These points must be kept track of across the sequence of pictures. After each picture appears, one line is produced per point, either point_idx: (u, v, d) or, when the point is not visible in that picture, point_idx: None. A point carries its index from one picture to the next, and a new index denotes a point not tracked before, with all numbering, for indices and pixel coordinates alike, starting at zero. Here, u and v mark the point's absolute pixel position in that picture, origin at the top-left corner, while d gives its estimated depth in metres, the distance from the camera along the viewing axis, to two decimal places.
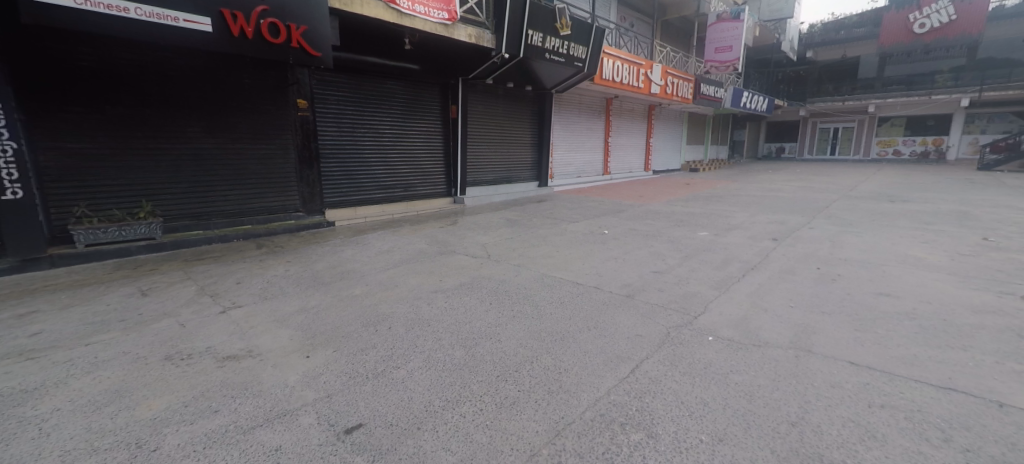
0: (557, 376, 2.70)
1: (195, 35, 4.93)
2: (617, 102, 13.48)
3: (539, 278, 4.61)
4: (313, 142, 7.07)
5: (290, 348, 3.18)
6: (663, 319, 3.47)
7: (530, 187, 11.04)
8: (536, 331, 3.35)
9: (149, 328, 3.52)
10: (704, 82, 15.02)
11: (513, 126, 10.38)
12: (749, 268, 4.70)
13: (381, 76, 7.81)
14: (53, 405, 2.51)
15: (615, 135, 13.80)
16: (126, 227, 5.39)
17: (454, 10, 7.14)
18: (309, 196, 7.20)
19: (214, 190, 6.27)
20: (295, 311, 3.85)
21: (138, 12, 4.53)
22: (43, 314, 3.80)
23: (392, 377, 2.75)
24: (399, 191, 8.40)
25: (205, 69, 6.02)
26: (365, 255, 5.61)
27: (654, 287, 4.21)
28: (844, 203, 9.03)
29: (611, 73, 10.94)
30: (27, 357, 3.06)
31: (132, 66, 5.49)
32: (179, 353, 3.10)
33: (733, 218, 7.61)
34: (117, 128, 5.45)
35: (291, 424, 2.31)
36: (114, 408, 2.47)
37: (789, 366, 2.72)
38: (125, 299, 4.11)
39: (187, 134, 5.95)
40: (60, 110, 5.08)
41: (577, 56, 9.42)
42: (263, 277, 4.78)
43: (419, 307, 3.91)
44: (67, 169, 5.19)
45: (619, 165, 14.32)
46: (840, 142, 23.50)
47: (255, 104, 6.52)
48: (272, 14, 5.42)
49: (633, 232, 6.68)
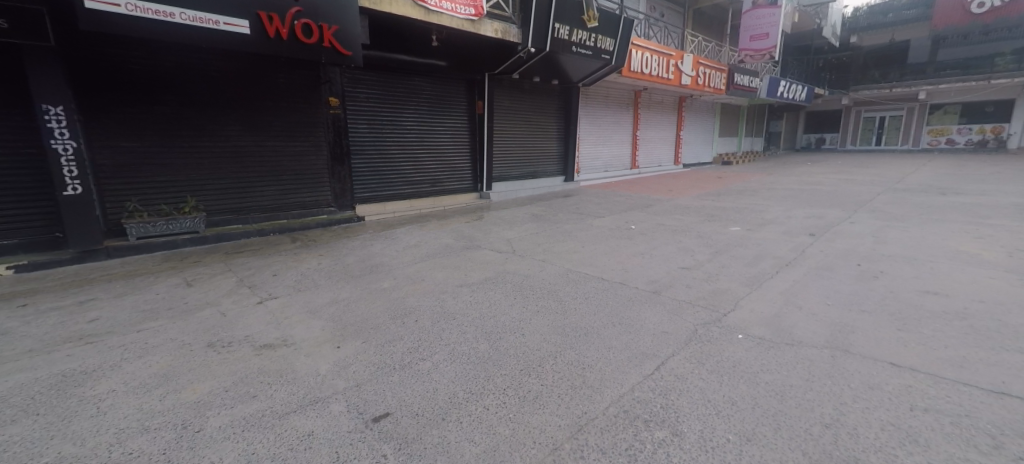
0: (581, 372, 2.68)
1: (234, 38, 5.14)
2: (645, 94, 13.16)
3: (563, 273, 4.58)
4: (343, 139, 7.27)
5: (322, 338, 3.31)
6: (689, 317, 3.38)
7: (556, 182, 10.96)
8: (560, 326, 3.34)
9: (194, 316, 3.76)
10: (738, 72, 14.43)
11: (540, 120, 10.31)
12: (784, 265, 4.50)
13: (409, 74, 7.92)
14: (109, 386, 2.71)
15: (644, 128, 13.45)
16: (173, 220, 5.72)
17: (480, 6, 7.16)
18: (340, 192, 7.42)
19: (252, 186, 6.56)
20: (326, 303, 4.01)
21: (182, 17, 4.76)
22: (100, 301, 4.11)
23: (417, 368, 2.82)
24: (426, 187, 8.52)
25: (243, 70, 6.28)
26: (393, 249, 5.73)
27: (681, 284, 4.11)
28: (890, 196, 8.50)
29: (639, 64, 10.68)
30: (87, 341, 3.32)
31: (177, 69, 5.79)
32: (220, 341, 3.29)
33: (767, 212, 7.31)
34: (164, 128, 5.77)
35: (322, 411, 2.41)
36: (164, 390, 2.66)
37: (824, 366, 2.59)
38: (172, 290, 4.39)
39: (227, 133, 6.24)
40: (112, 111, 5.43)
41: (605, 48, 9.23)
42: (297, 270, 4.99)
43: (444, 300, 3.98)
44: (120, 166, 5.55)
45: (649, 159, 13.96)
46: (887, 132, 21.99)
47: (290, 103, 6.75)
48: (305, 15, 5.57)
49: (661, 227, 6.52)
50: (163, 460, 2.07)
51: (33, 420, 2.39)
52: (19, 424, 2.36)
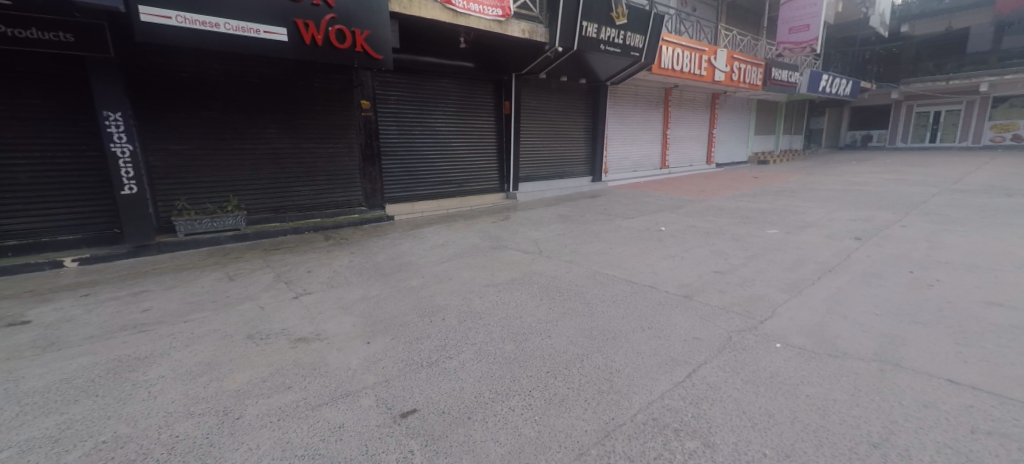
0: (608, 376, 2.62)
1: (274, 45, 5.32)
2: (677, 91, 12.81)
3: (590, 275, 4.51)
4: (374, 140, 7.41)
5: (353, 333, 3.38)
6: (723, 323, 3.25)
7: (583, 182, 10.83)
8: (587, 329, 3.28)
9: (235, 309, 3.91)
10: (776, 66, 13.86)
11: (568, 119, 10.22)
12: (826, 270, 4.28)
13: (438, 75, 7.99)
14: (160, 372, 2.85)
15: (675, 127, 13.11)
16: (217, 218, 5.98)
17: (508, 6, 7.20)
18: (371, 192, 7.56)
19: (288, 186, 6.78)
20: (357, 299, 4.09)
21: (226, 26, 4.96)
22: (151, 292, 4.35)
23: (444, 366, 2.83)
24: (454, 187, 8.59)
25: (282, 75, 6.50)
26: (421, 248, 5.81)
27: (714, 288, 3.97)
28: (948, 198, 7.92)
29: (670, 61, 10.42)
30: (139, 329, 3.51)
31: (221, 76, 6.05)
32: (259, 334, 3.41)
33: (807, 214, 6.97)
34: (209, 131, 6.03)
35: (352, 404, 2.45)
36: (208, 378, 2.77)
37: (871, 380, 2.43)
38: (216, 283, 4.59)
39: (266, 135, 6.47)
40: (164, 116, 5.72)
41: (634, 45, 9.05)
42: (330, 266, 5.12)
43: (471, 300, 3.99)
44: (169, 168, 5.84)
45: (680, 158, 13.60)
46: (943, 128, 20.52)
47: (325, 106, 6.93)
48: (339, 22, 5.71)
49: (692, 229, 6.34)
50: (206, 444, 2.15)
51: (92, 401, 2.53)
52: (80, 404, 2.50)
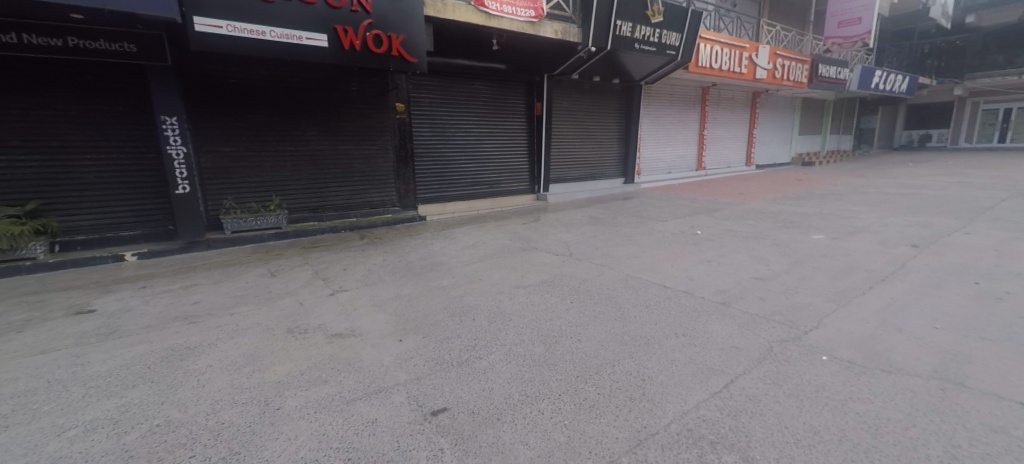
0: (641, 383, 2.55)
1: (315, 51, 5.53)
2: (715, 90, 12.41)
3: (622, 279, 4.43)
4: (408, 142, 7.56)
5: (386, 331, 3.45)
6: (764, 332, 3.11)
7: (615, 184, 10.66)
8: (619, 333, 3.22)
9: (276, 304, 4.08)
10: (823, 62, 13.19)
11: (600, 120, 10.09)
12: (877, 280, 4.02)
13: (471, 77, 8.06)
14: (208, 362, 3.01)
15: (713, 127, 12.69)
16: (261, 217, 6.27)
17: (540, 7, 7.21)
18: (404, 192, 7.71)
19: (327, 186, 7.01)
20: (390, 297, 4.18)
21: (271, 34, 5.19)
22: (201, 286, 4.60)
23: (474, 367, 2.84)
24: (485, 188, 8.64)
25: (322, 79, 6.73)
26: (453, 249, 5.87)
27: (753, 295, 3.81)
28: (1020, 204, 7.26)
29: (709, 59, 10.09)
30: (190, 320, 3.72)
31: (266, 81, 6.33)
32: (298, 328, 3.53)
33: (857, 219, 6.57)
34: (254, 134, 6.32)
35: (384, 400, 2.50)
36: (251, 369, 2.90)
37: (930, 399, 2.26)
38: (259, 279, 4.80)
39: (306, 137, 6.72)
40: (213, 119, 6.03)
41: (670, 44, 8.83)
42: (365, 265, 5.26)
43: (501, 301, 3.99)
44: (218, 169, 6.16)
45: (717, 159, 13.16)
46: (1013, 126, 18.79)
47: (362, 109, 7.13)
48: (376, 27, 5.86)
49: (730, 233, 6.11)
50: (249, 432, 2.25)
51: (148, 386, 2.70)
52: (137, 388, 2.67)
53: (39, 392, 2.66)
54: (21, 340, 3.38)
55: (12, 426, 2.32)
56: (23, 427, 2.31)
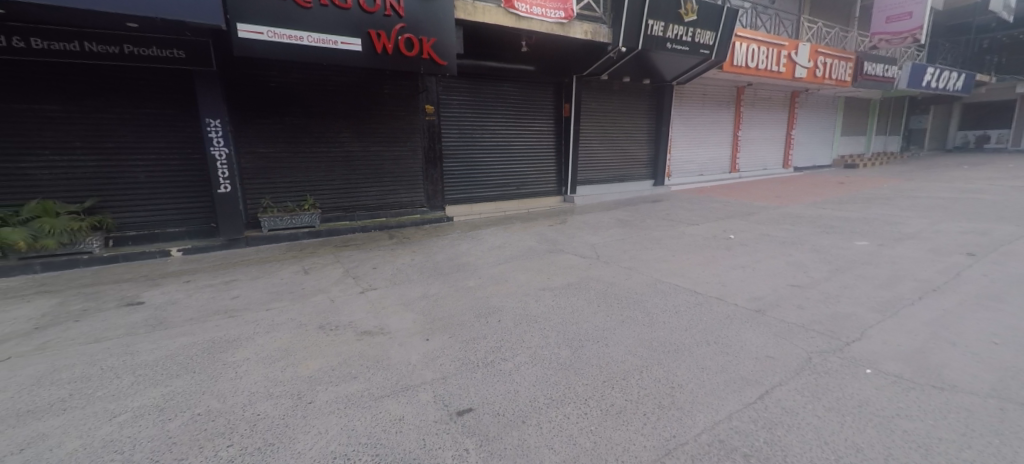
0: (669, 391, 2.49)
1: (350, 55, 5.68)
2: (750, 90, 12.01)
3: (651, 283, 4.34)
4: (437, 143, 7.67)
5: (414, 329, 3.51)
6: (802, 342, 2.98)
7: (644, 186, 10.48)
8: (647, 339, 3.15)
9: (309, 300, 4.21)
10: (868, 59, 12.56)
11: (629, 121, 9.94)
12: (927, 290, 3.79)
13: (500, 79, 8.10)
14: (245, 355, 3.13)
15: (748, 128, 12.28)
16: (296, 216, 6.49)
17: (571, 8, 7.17)
18: (432, 193, 7.83)
19: (358, 187, 7.19)
20: (418, 297, 4.24)
21: (309, 39, 5.37)
22: (239, 281, 4.80)
23: (499, 368, 2.85)
24: (513, 189, 8.67)
25: (355, 83, 6.92)
26: (479, 250, 5.90)
27: (790, 303, 3.65)
28: None
29: (744, 57, 9.78)
30: (229, 314, 3.89)
31: (303, 84, 6.55)
32: (329, 325, 3.63)
33: (906, 225, 6.20)
34: (291, 136, 6.56)
35: (412, 398, 2.53)
36: (286, 363, 3.00)
37: (989, 420, 2.10)
38: (293, 276, 4.96)
39: (340, 139, 6.92)
40: (253, 122, 6.29)
41: (704, 42, 8.61)
42: (393, 264, 5.36)
43: (527, 303, 3.98)
44: (257, 169, 6.42)
45: (752, 161, 12.73)
46: None
47: (393, 111, 7.27)
48: (408, 30, 5.98)
49: (765, 237, 5.89)
50: (283, 425, 2.32)
51: (190, 376, 2.83)
52: (181, 378, 2.81)
53: (94, 378, 2.84)
54: (79, 328, 3.62)
55: (69, 409, 2.48)
56: (79, 411, 2.47)
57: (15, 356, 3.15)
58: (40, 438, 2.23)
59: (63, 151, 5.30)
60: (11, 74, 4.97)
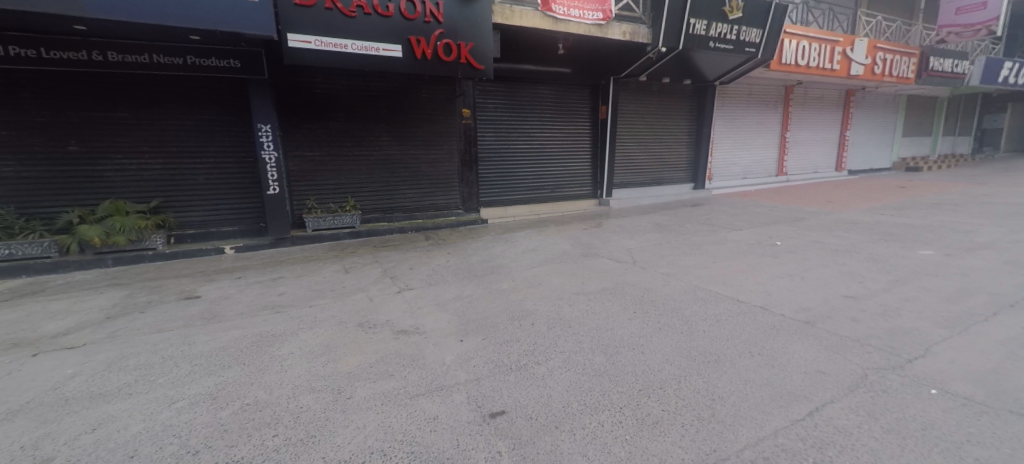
0: (709, 403, 2.39)
1: (391, 61, 5.85)
2: (800, 89, 11.43)
3: (689, 290, 4.21)
4: (472, 146, 7.77)
5: (448, 330, 3.56)
6: (856, 358, 2.79)
7: (684, 189, 10.16)
8: (685, 348, 3.05)
9: (349, 298, 4.37)
10: (935, 55, 11.66)
11: (668, 122, 9.69)
12: (1002, 305, 3.46)
13: (536, 82, 8.10)
14: (290, 349, 3.28)
15: (797, 129, 11.68)
16: (338, 217, 6.74)
17: (609, 9, 7.10)
18: (467, 195, 7.92)
19: (396, 189, 7.38)
20: (452, 298, 4.30)
21: (353, 47, 5.58)
22: (285, 279, 5.03)
23: (533, 372, 2.84)
24: (547, 192, 8.64)
25: (395, 88, 7.11)
26: (514, 252, 5.91)
27: (844, 316, 3.43)
28: None
29: (794, 55, 9.32)
30: (276, 310, 4.09)
31: (346, 90, 6.80)
32: (368, 323, 3.74)
33: (978, 234, 5.69)
34: (334, 140, 6.82)
35: (446, 398, 2.57)
36: (326, 358, 3.12)
37: None
38: (334, 275, 5.16)
39: (380, 143, 7.13)
40: (300, 127, 6.59)
41: (750, 40, 8.27)
42: (429, 265, 5.46)
43: (560, 307, 3.95)
44: (303, 172, 6.72)
45: (801, 164, 12.09)
46: None
47: (430, 114, 7.42)
48: (447, 36, 6.09)
49: (815, 245, 5.56)
50: (323, 418, 2.41)
51: (241, 368, 2.99)
52: (232, 369, 2.97)
53: (155, 365, 3.05)
54: (143, 319, 3.91)
55: (134, 394, 2.68)
56: (143, 396, 2.66)
57: (89, 343, 3.45)
58: (109, 420, 2.41)
59: (132, 155, 5.74)
60: (89, 85, 5.45)
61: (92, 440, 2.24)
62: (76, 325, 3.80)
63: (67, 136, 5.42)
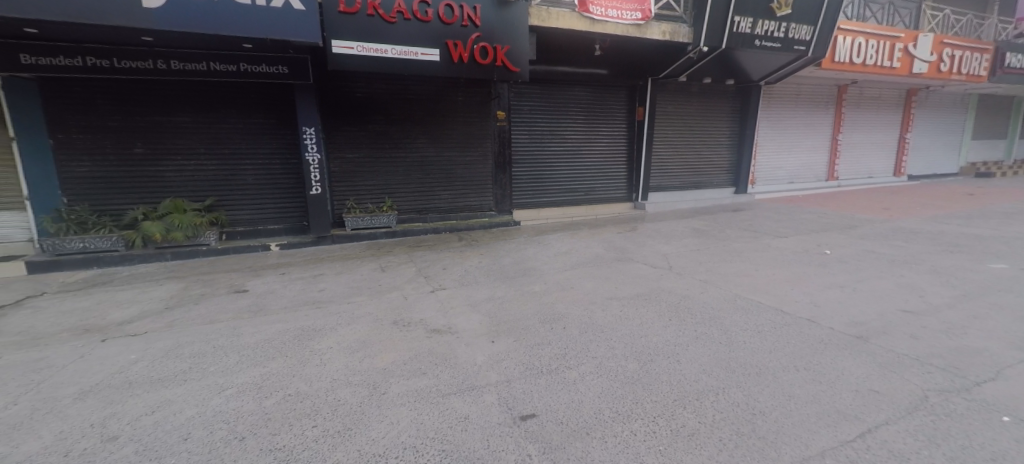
0: (749, 418, 2.29)
1: (429, 65, 5.97)
2: (854, 89, 10.80)
3: (729, 298, 4.05)
4: (506, 149, 7.81)
5: (480, 331, 3.58)
6: (915, 377, 2.60)
7: (724, 193, 9.81)
8: (724, 358, 2.95)
9: (384, 296, 4.49)
10: (1010, 50, 10.72)
11: (708, 124, 9.39)
12: None
13: (572, 83, 8.05)
14: (329, 343, 3.40)
15: (850, 131, 11.04)
16: (375, 216, 6.93)
17: (648, 9, 6.97)
18: (501, 197, 7.97)
19: (431, 190, 7.52)
20: (484, 299, 4.33)
21: (393, 51, 5.73)
22: (325, 276, 5.23)
23: (564, 376, 2.81)
24: (581, 195, 8.56)
25: (432, 91, 7.25)
26: (546, 255, 5.89)
27: (900, 332, 3.21)
28: None
29: (848, 53, 8.82)
30: (316, 305, 4.26)
31: (386, 94, 7.00)
32: (402, 321, 3.83)
33: None
34: (373, 142, 7.03)
35: (477, 398, 2.59)
36: (363, 354, 3.21)
37: None
38: (371, 273, 5.31)
39: (416, 145, 7.29)
40: (342, 129, 6.83)
41: (799, 38, 7.90)
42: (462, 266, 5.53)
43: (593, 311, 3.90)
44: (344, 173, 6.96)
45: (854, 168, 11.41)
46: None
47: (466, 117, 7.52)
48: (483, 39, 6.16)
49: (869, 255, 5.23)
50: (359, 411, 2.48)
51: (283, 360, 3.13)
52: (276, 361, 3.12)
53: (208, 354, 3.24)
54: (198, 310, 4.17)
55: (188, 380, 2.86)
56: (196, 382, 2.84)
57: (150, 331, 3.71)
58: (166, 404, 2.58)
59: (190, 157, 6.14)
60: (154, 92, 5.88)
61: (150, 422, 2.40)
62: (139, 314, 4.10)
63: (134, 139, 5.87)
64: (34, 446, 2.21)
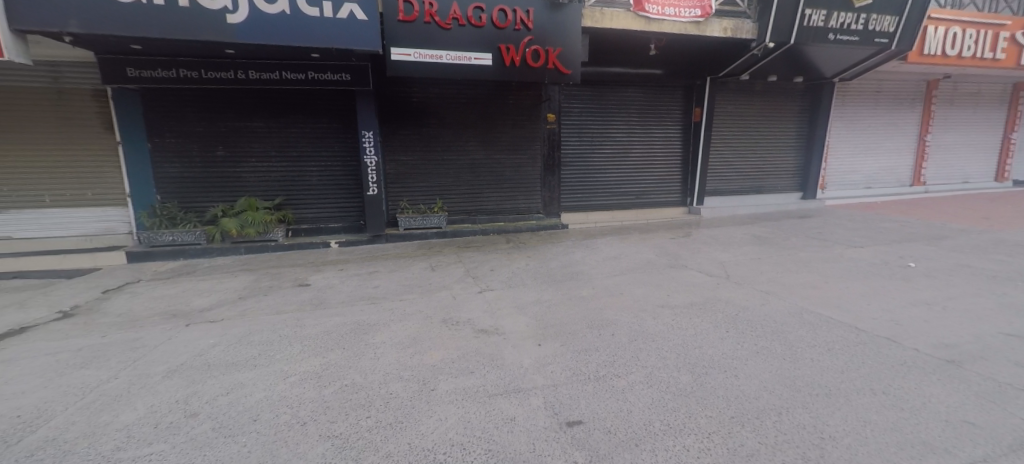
0: (817, 442, 2.12)
1: (482, 69, 6.08)
2: (945, 84, 9.73)
3: (793, 312, 3.78)
4: (556, 151, 7.77)
5: (527, 333, 3.58)
6: (1020, 411, 2.29)
7: (789, 199, 9.18)
8: (788, 376, 2.75)
9: (434, 295, 4.61)
10: None
11: (773, 125, 8.83)
12: None
13: (624, 84, 7.87)
14: (382, 338, 3.54)
15: (939, 131, 9.96)
16: (427, 217, 7.14)
17: (708, 5, 6.68)
18: (549, 199, 7.94)
19: (481, 192, 7.64)
20: (532, 301, 4.33)
21: (448, 57, 5.89)
22: (380, 273, 5.46)
23: (613, 384, 2.74)
24: (632, 198, 8.35)
25: (483, 94, 7.37)
26: (595, 259, 5.79)
27: (1000, 358, 2.84)
28: None
29: (940, 45, 7.98)
30: (371, 301, 4.45)
31: (439, 99, 7.20)
32: (451, 320, 3.91)
33: None
34: (426, 145, 7.26)
35: (523, 401, 2.59)
36: (414, 350, 3.31)
37: None
38: (422, 271, 5.48)
39: (467, 147, 7.44)
40: (397, 133, 7.10)
41: (880, 30, 7.24)
42: (510, 268, 5.56)
43: (643, 319, 3.78)
44: (398, 175, 7.24)
45: (943, 172, 10.27)
46: None
47: (516, 120, 7.56)
48: (536, 42, 6.18)
49: (962, 269, 4.68)
50: (409, 406, 2.55)
51: (341, 351, 3.30)
52: (335, 352, 3.30)
53: (274, 342, 3.49)
54: (266, 301, 4.50)
55: (258, 365, 3.09)
56: (265, 367, 3.06)
57: (226, 318, 4.05)
58: (239, 386, 2.81)
59: (262, 159, 6.64)
60: (234, 100, 6.41)
61: (225, 402, 2.62)
62: (217, 302, 4.49)
63: (216, 143, 6.44)
64: (130, 416, 2.47)
